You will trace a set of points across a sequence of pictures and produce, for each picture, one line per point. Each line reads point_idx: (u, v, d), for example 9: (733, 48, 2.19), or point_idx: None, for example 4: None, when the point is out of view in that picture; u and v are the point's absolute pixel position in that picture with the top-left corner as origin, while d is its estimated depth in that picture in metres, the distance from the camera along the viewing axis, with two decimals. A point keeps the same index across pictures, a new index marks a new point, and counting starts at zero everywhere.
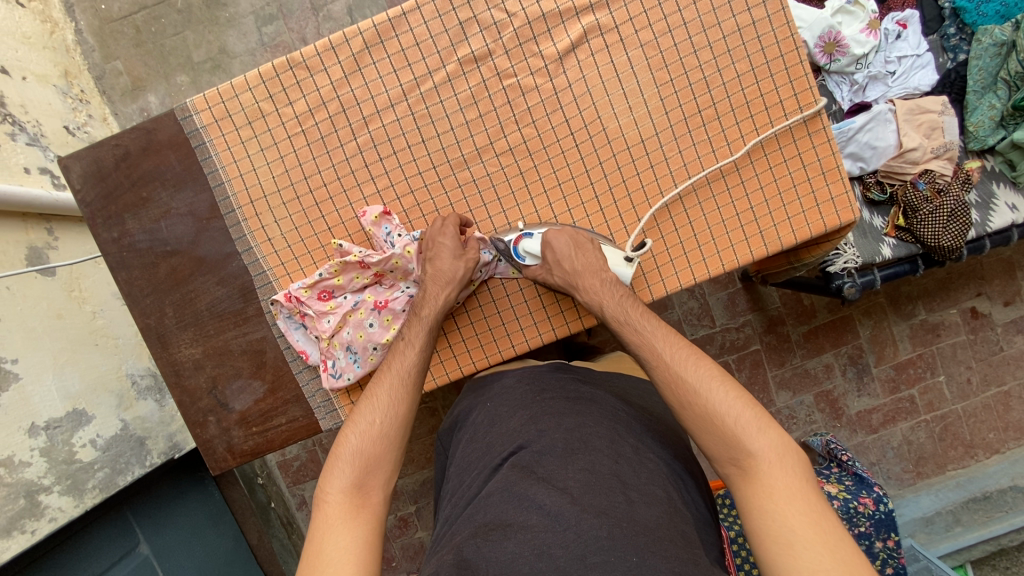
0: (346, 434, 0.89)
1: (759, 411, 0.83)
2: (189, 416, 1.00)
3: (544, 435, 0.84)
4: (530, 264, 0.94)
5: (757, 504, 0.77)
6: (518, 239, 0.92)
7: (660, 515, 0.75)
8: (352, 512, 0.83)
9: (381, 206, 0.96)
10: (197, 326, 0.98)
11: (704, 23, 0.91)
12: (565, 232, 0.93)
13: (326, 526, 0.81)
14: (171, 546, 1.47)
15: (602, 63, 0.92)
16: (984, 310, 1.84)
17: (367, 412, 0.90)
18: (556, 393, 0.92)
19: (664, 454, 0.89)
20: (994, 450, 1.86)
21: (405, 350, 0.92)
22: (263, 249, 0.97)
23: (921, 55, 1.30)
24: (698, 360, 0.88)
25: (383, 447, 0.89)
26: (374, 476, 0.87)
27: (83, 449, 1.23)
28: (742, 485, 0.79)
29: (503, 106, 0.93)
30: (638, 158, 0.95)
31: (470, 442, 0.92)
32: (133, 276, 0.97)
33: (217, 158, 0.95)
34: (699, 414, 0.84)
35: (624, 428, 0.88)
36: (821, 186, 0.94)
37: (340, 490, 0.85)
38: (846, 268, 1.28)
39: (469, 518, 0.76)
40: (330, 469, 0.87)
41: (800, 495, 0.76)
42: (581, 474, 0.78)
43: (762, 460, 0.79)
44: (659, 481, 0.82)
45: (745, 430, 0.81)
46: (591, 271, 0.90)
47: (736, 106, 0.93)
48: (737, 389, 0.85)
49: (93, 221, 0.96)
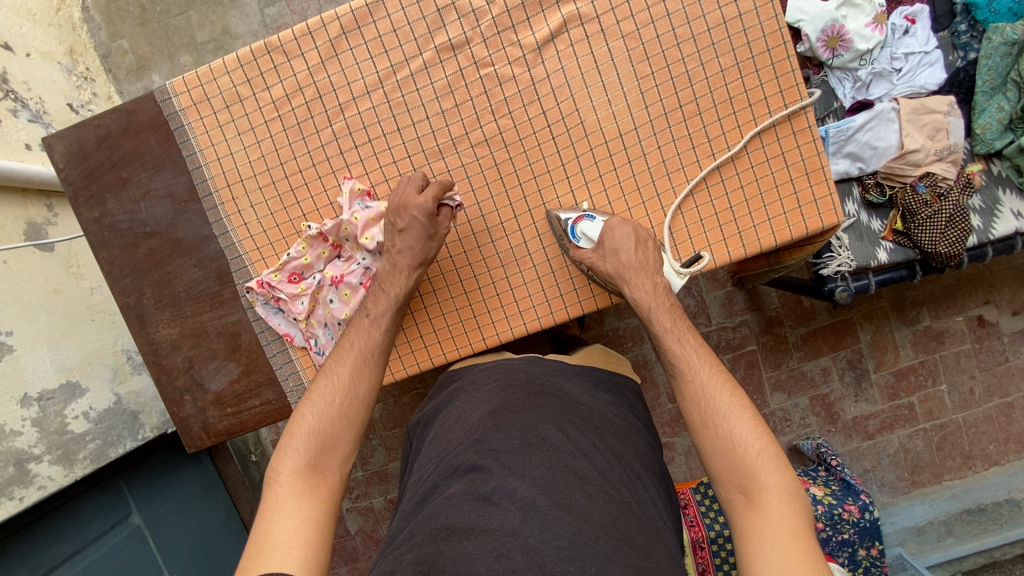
0: (304, 412, 0.89)
1: (781, 451, 0.81)
2: (167, 394, 1.03)
3: (501, 431, 0.83)
4: (584, 247, 0.89)
5: (757, 533, 0.75)
6: (577, 219, 0.89)
7: (615, 513, 0.75)
8: (304, 492, 0.83)
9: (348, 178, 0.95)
10: (175, 307, 1.00)
11: (688, 15, 0.88)
12: (631, 223, 0.90)
13: (277, 506, 0.81)
14: (163, 515, 1.50)
15: (581, 54, 0.90)
16: (991, 319, 1.78)
17: (326, 390, 0.89)
18: (519, 387, 0.91)
19: (624, 450, 0.88)
20: (994, 462, 1.82)
21: (370, 328, 0.91)
22: (238, 234, 0.98)
23: (930, 52, 1.25)
24: (732, 388, 0.85)
25: (341, 427, 0.88)
26: (329, 457, 0.86)
27: (75, 421, 1.26)
28: (745, 512, 0.77)
29: (479, 95, 0.92)
30: (616, 153, 0.93)
31: (435, 439, 0.91)
32: (113, 256, 0.99)
33: (196, 142, 0.95)
34: (720, 437, 0.82)
35: (584, 422, 0.87)
36: (805, 187, 0.91)
37: (293, 471, 0.84)
38: (839, 271, 1.25)
39: (428, 516, 0.75)
40: (284, 447, 0.86)
41: (803, 536, 0.74)
42: (538, 471, 0.78)
43: (773, 495, 0.77)
44: (616, 479, 0.81)
45: (763, 463, 0.79)
46: (646, 271, 0.88)
47: (719, 101, 0.90)
48: (763, 422, 0.83)
49: (76, 200, 0.97)
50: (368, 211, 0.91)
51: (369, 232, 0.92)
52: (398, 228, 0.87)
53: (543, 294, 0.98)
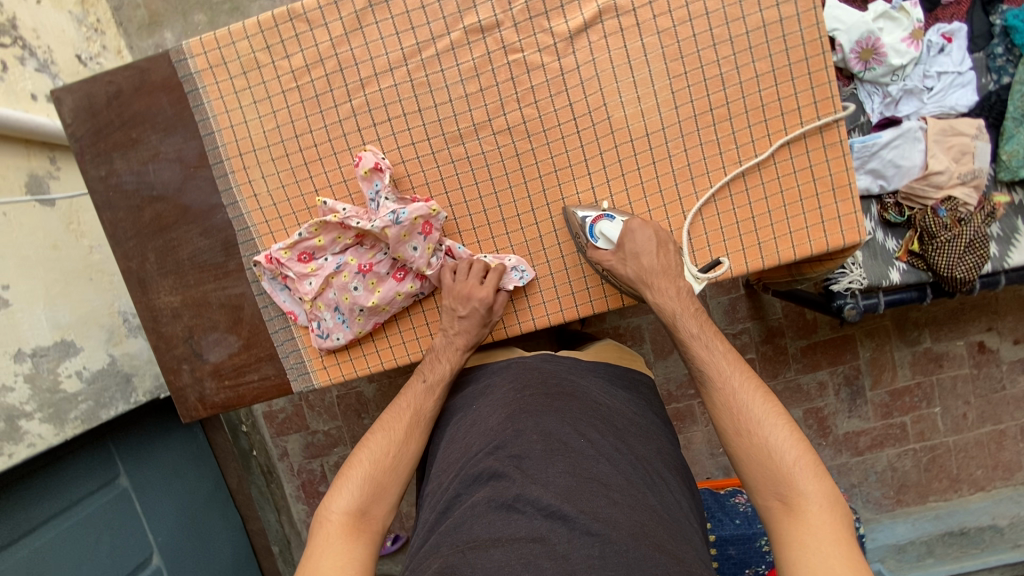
0: (360, 456, 0.89)
1: (818, 458, 0.79)
2: (164, 362, 1.01)
3: (522, 436, 0.83)
4: (600, 248, 0.88)
5: (798, 540, 0.74)
6: (597, 218, 0.88)
7: (642, 519, 0.73)
8: (353, 535, 0.82)
9: (376, 151, 0.91)
10: (178, 274, 0.98)
11: (728, 15, 0.85)
12: (652, 224, 0.89)
13: (325, 546, 0.80)
14: (150, 481, 1.48)
15: (614, 47, 0.87)
16: (992, 345, 1.78)
17: (383, 439, 0.90)
18: (536, 388, 0.91)
19: (646, 450, 0.87)
20: (979, 487, 1.83)
21: (423, 394, 0.94)
22: (248, 204, 0.95)
23: (963, 73, 1.21)
24: (765, 396, 0.84)
25: (393, 476, 0.88)
26: (378, 504, 0.86)
27: (68, 380, 1.23)
28: (784, 519, 0.76)
29: (506, 82, 0.89)
30: (640, 152, 0.91)
31: (451, 442, 0.91)
32: (118, 218, 0.97)
33: (209, 106, 0.92)
34: (755, 445, 0.81)
35: (604, 424, 0.86)
36: (829, 203, 0.90)
37: (343, 512, 0.84)
38: (850, 288, 1.25)
39: (451, 528, 0.75)
40: (336, 488, 0.87)
41: (847, 543, 0.73)
42: (562, 477, 0.77)
43: (813, 503, 0.76)
44: (639, 482, 0.80)
45: (801, 471, 0.78)
46: (667, 275, 0.87)
47: (751, 107, 0.88)
48: (799, 430, 0.82)
49: (82, 157, 0.95)
50: (401, 226, 0.87)
51: (403, 249, 0.89)
52: (459, 314, 0.91)
53: (555, 291, 0.96)
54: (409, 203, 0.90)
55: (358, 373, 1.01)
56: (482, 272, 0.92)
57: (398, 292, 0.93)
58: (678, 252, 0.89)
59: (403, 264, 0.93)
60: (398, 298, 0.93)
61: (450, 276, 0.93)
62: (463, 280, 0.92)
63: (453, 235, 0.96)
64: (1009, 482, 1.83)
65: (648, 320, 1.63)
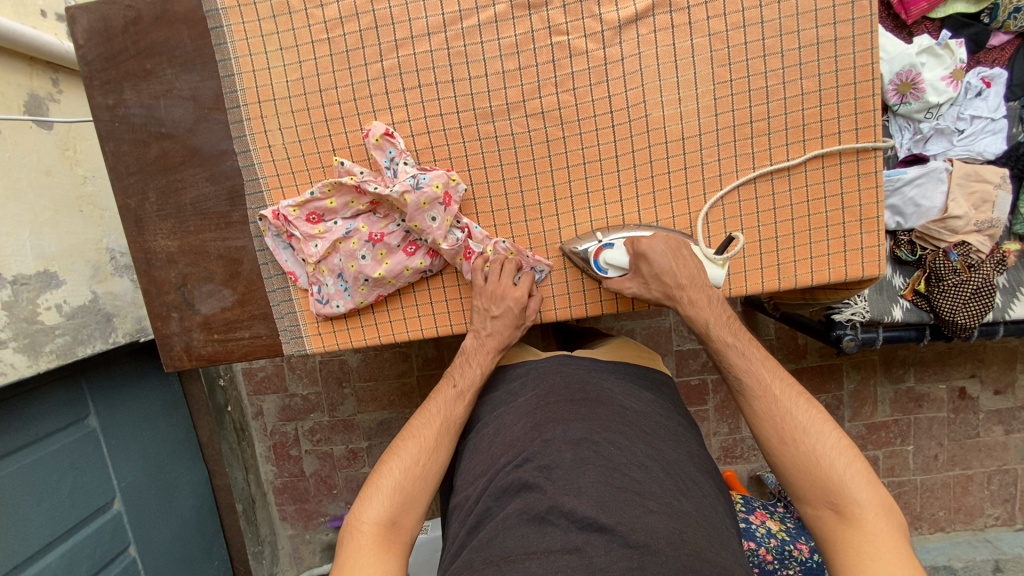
0: (390, 466, 0.86)
1: (868, 465, 0.79)
2: (153, 307, 0.97)
3: (550, 446, 0.82)
4: (613, 276, 0.89)
5: (856, 547, 0.73)
6: (598, 252, 0.88)
7: (681, 528, 0.72)
8: (385, 546, 0.79)
9: (386, 125, 0.88)
10: (178, 219, 0.94)
11: (783, 26, 0.83)
12: (661, 238, 0.86)
13: (358, 558, 0.78)
14: (120, 426, 1.43)
15: (663, 43, 0.84)
16: (973, 393, 1.80)
17: (414, 448, 0.87)
18: (561, 397, 0.91)
19: (677, 453, 0.86)
20: (938, 527, 1.87)
21: (454, 399, 0.91)
22: (260, 155, 0.91)
23: (996, 120, 1.20)
24: (808, 402, 0.84)
25: (423, 487, 0.85)
26: (408, 514, 0.83)
27: (47, 312, 1.18)
28: (839, 527, 0.75)
29: (546, 64, 0.86)
30: (674, 156, 0.88)
31: (476, 452, 0.92)
32: (121, 150, 0.92)
33: (232, 47, 0.88)
34: (803, 453, 0.80)
35: (632, 429, 0.86)
36: (854, 233, 0.89)
37: (374, 523, 0.81)
38: (852, 320, 1.25)
39: (484, 542, 0.75)
40: (366, 497, 0.84)
41: (905, 550, 0.72)
42: (594, 487, 0.76)
43: (867, 510, 0.75)
44: (674, 488, 0.79)
45: (853, 478, 0.77)
46: (697, 285, 0.87)
47: (790, 125, 0.86)
48: (846, 435, 0.81)
49: (90, 81, 0.90)
50: (420, 193, 0.84)
51: (421, 218, 0.85)
52: (492, 314, 0.89)
53: (566, 286, 0.95)
54: (430, 170, 0.87)
55: (353, 344, 0.98)
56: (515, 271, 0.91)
57: (407, 267, 0.90)
58: (692, 255, 0.87)
59: (415, 238, 0.90)
60: (406, 272, 0.90)
61: (481, 277, 0.90)
62: (496, 280, 0.90)
63: (469, 213, 0.93)
64: (968, 526, 1.87)
65: (641, 326, 1.62)
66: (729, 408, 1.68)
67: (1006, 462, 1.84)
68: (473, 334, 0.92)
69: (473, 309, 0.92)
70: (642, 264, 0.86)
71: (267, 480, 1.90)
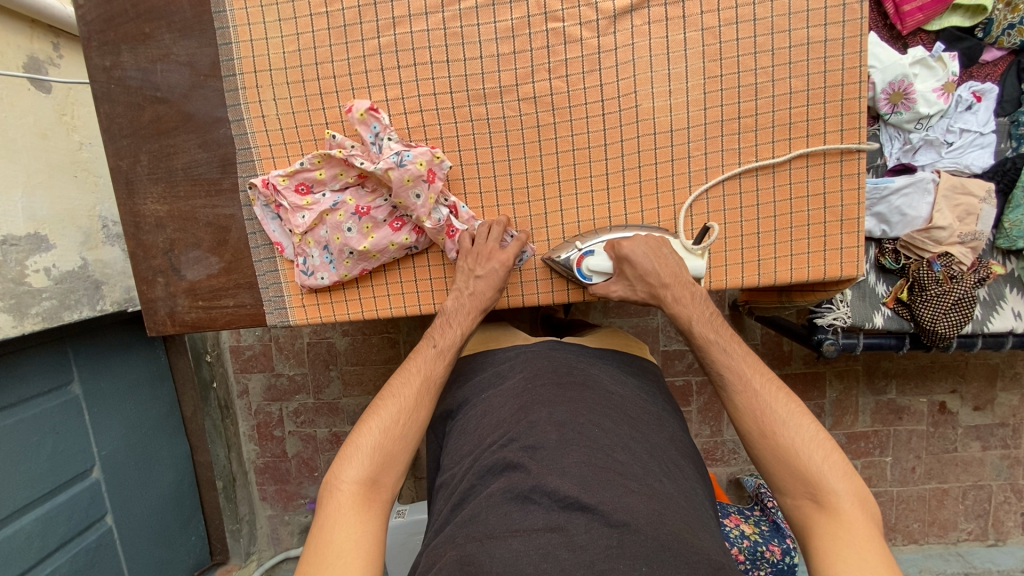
0: (369, 425, 0.86)
1: (844, 457, 0.81)
2: (140, 271, 0.98)
3: (536, 427, 0.83)
4: (597, 281, 0.91)
5: (832, 535, 0.74)
6: (581, 259, 0.90)
7: (661, 510, 0.73)
8: (365, 505, 0.80)
9: (369, 102, 0.89)
10: (168, 183, 0.95)
11: (774, 25, 0.84)
12: (641, 239, 0.88)
13: (338, 516, 0.78)
14: (104, 393, 1.43)
15: (656, 35, 0.85)
16: (953, 408, 1.82)
17: (392, 408, 0.87)
18: (548, 379, 0.92)
19: (661, 439, 0.87)
20: (912, 539, 1.89)
21: (434, 358, 0.91)
22: (253, 124, 0.92)
23: (984, 134, 1.22)
24: (787, 396, 0.86)
25: (401, 446, 0.85)
26: (388, 472, 0.83)
27: (35, 275, 1.18)
28: (816, 516, 0.76)
29: (540, 49, 0.87)
30: (661, 148, 0.89)
31: (463, 433, 0.92)
32: (115, 112, 0.93)
33: (231, 16, 0.88)
34: (782, 445, 0.81)
35: (617, 413, 0.87)
36: (834, 233, 0.90)
37: (354, 482, 0.81)
38: (833, 324, 1.27)
39: (468, 517, 0.75)
40: (344, 457, 0.83)
41: (879, 538, 0.74)
42: (577, 467, 0.77)
43: (843, 499, 0.76)
44: (657, 470, 0.80)
45: (831, 470, 0.78)
46: (680, 283, 0.88)
47: (777, 123, 0.87)
48: (824, 429, 0.83)
49: (88, 43, 0.90)
50: (404, 170, 0.84)
51: (406, 195, 0.86)
52: (476, 274, 0.89)
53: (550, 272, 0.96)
54: (414, 147, 0.88)
55: (336, 318, 0.99)
56: (501, 233, 0.91)
57: (392, 242, 0.91)
58: (672, 253, 0.89)
59: (402, 213, 0.91)
60: (391, 247, 0.91)
61: (469, 239, 0.91)
62: (482, 243, 0.90)
63: (457, 191, 0.94)
64: (942, 539, 1.89)
65: (629, 324, 1.63)
66: (711, 410, 1.69)
67: (982, 478, 1.86)
68: (453, 298, 0.92)
69: (457, 268, 0.92)
70: (626, 267, 0.89)
71: (250, 459, 1.90)
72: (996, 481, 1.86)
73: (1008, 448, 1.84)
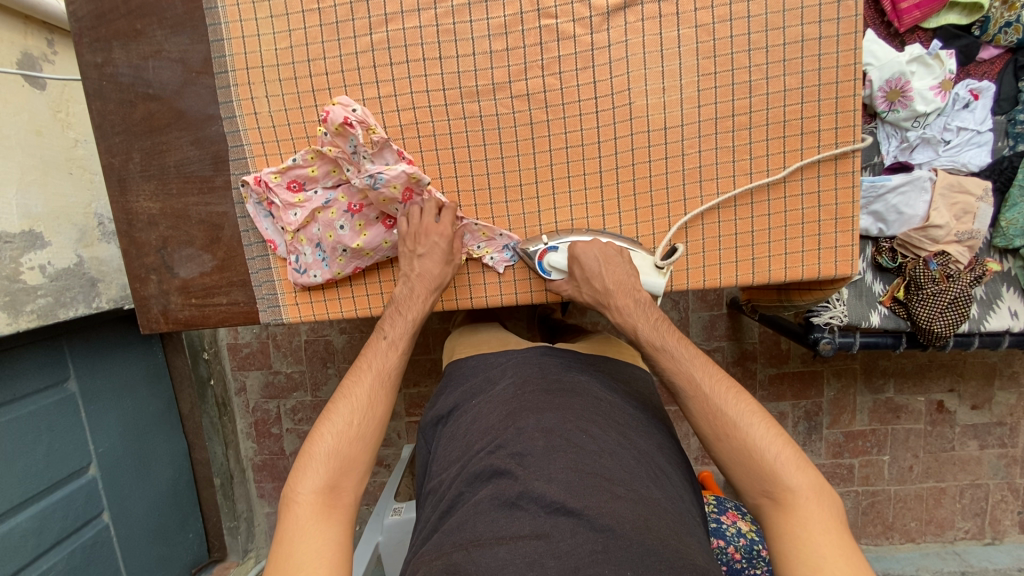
0: (321, 433, 0.85)
1: (798, 450, 0.80)
2: (132, 269, 0.98)
3: (523, 434, 0.83)
4: (555, 278, 0.93)
5: (789, 532, 0.74)
6: (543, 253, 0.91)
7: (647, 515, 0.73)
8: (325, 514, 0.79)
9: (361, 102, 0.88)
10: (160, 180, 0.94)
11: (769, 22, 0.83)
12: (596, 243, 0.89)
13: (296, 528, 0.77)
14: (99, 391, 1.42)
15: (650, 32, 0.85)
16: (950, 406, 1.82)
17: (343, 411, 0.87)
18: (536, 386, 0.91)
19: (648, 445, 0.87)
20: (909, 538, 1.89)
21: (387, 351, 0.92)
22: (246, 121, 0.91)
23: (981, 133, 1.21)
24: (738, 395, 0.84)
25: (358, 449, 0.85)
26: (347, 477, 0.83)
27: (30, 272, 1.17)
28: (774, 514, 0.76)
29: (533, 46, 0.86)
30: (655, 146, 0.89)
31: (453, 439, 0.92)
32: (107, 109, 0.92)
33: (223, 13, 0.88)
34: (735, 446, 0.81)
35: (606, 419, 0.87)
36: (829, 232, 0.90)
37: (312, 492, 0.80)
38: (829, 323, 1.26)
39: (456, 525, 0.75)
40: (299, 469, 0.82)
41: (835, 530, 0.73)
42: (564, 473, 0.77)
43: (798, 495, 0.76)
44: (644, 476, 0.80)
45: (784, 465, 0.78)
46: (621, 291, 0.88)
47: (772, 120, 0.87)
48: (776, 424, 0.81)
49: (80, 39, 0.90)
50: (380, 193, 0.86)
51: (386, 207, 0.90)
52: (418, 253, 0.89)
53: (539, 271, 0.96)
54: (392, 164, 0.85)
55: (329, 316, 0.99)
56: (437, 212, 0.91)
57: (385, 240, 0.92)
58: (624, 263, 0.89)
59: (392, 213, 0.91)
60: (385, 245, 0.93)
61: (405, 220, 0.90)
62: (417, 221, 0.89)
63: (449, 189, 0.94)
64: (939, 538, 1.89)
65: None
66: None
67: (979, 477, 1.85)
68: (405, 284, 0.91)
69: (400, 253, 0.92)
70: (575, 268, 0.90)
71: (247, 457, 1.91)
72: (993, 480, 1.86)
73: (1005, 447, 1.84)
